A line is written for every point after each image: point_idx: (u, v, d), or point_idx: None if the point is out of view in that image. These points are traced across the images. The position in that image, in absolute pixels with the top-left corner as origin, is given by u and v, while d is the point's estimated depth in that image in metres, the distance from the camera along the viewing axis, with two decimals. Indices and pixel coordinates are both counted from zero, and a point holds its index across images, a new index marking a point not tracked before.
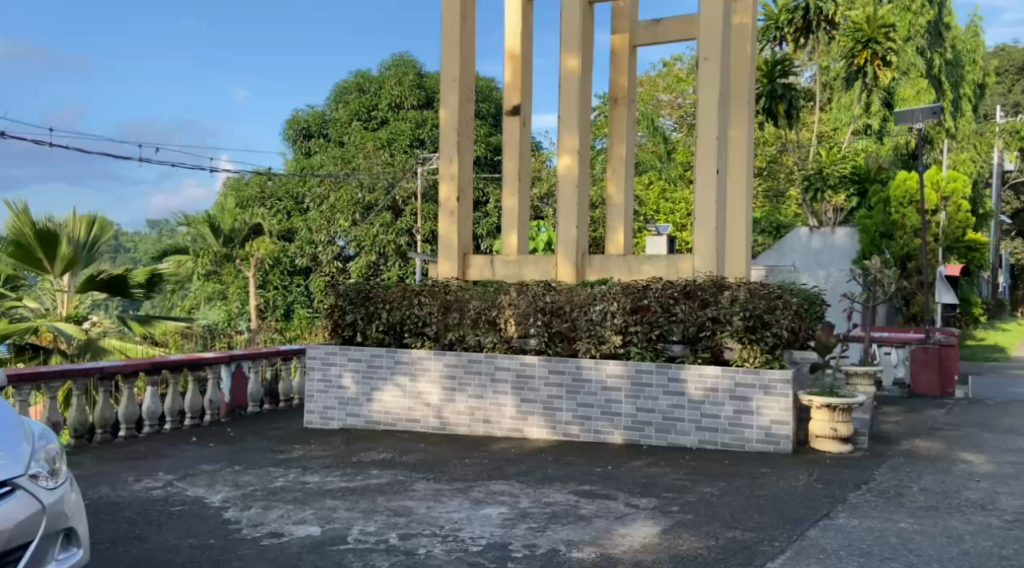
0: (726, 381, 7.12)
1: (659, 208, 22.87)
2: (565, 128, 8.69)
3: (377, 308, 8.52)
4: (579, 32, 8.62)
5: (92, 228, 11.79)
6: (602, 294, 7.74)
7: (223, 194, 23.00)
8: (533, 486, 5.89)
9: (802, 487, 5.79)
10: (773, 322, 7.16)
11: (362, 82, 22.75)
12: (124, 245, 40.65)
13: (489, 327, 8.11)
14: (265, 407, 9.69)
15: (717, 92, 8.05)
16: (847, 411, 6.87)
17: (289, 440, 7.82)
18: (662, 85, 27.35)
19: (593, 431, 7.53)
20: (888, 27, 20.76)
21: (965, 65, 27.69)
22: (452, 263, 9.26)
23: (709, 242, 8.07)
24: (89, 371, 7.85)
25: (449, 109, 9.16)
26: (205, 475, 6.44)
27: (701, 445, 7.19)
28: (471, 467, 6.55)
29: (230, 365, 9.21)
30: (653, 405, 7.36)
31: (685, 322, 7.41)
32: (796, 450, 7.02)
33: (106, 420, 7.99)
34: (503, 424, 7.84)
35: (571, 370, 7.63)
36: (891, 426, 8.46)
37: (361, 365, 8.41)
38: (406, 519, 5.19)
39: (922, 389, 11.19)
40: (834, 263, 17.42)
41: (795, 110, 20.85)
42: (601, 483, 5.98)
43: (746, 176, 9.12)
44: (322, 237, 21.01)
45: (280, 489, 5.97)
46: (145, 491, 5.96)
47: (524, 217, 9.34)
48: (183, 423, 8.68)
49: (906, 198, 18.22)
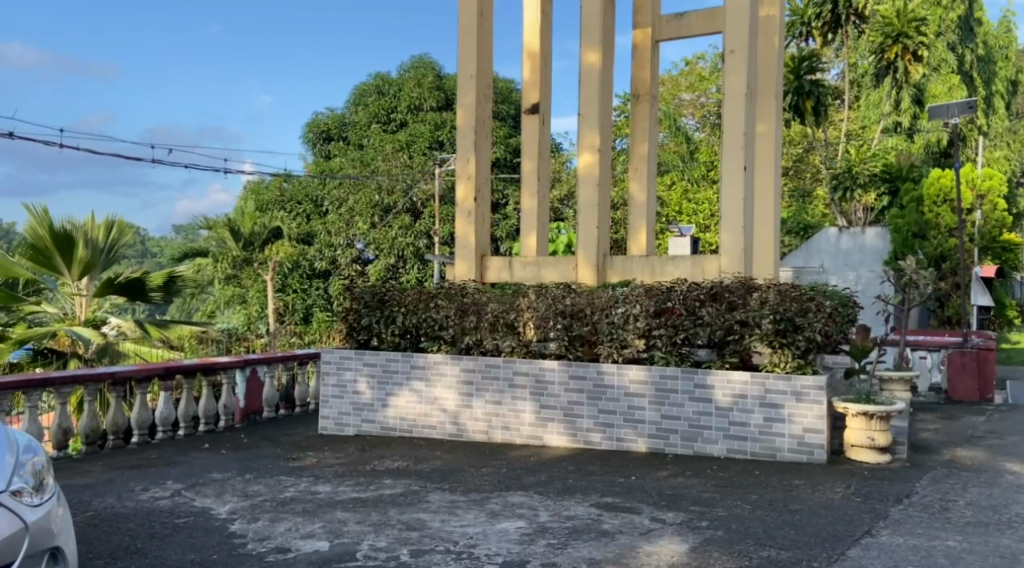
0: (756, 387, 6.80)
1: (682, 208, 22.49)
2: (585, 126, 8.40)
3: (393, 311, 8.27)
4: (600, 25, 8.32)
5: (111, 232, 11.60)
6: (625, 296, 7.43)
7: (243, 197, 22.78)
8: (553, 499, 5.60)
9: (839, 501, 5.45)
10: (805, 325, 6.82)
11: (381, 84, 22.49)
12: (152, 251, 40.70)
13: (507, 331, 7.82)
14: (281, 412, 9.47)
15: (744, 85, 7.72)
16: (885, 419, 6.53)
17: (303, 448, 7.58)
18: (684, 85, 26.98)
19: (616, 439, 7.23)
20: (919, 21, 20.28)
21: (997, 61, 27.18)
22: (468, 265, 9.00)
23: (736, 242, 7.74)
24: (101, 375, 7.64)
25: (466, 109, 8.90)
26: (213, 484, 6.20)
27: (730, 454, 6.87)
28: (489, 477, 6.27)
29: (246, 370, 8.99)
30: (678, 412, 7.05)
31: (712, 325, 7.10)
32: (831, 460, 6.69)
33: (119, 426, 7.79)
34: (522, 431, 7.56)
35: (592, 376, 7.34)
36: (929, 433, 8.09)
37: (377, 370, 8.16)
38: (418, 533, 4.92)
39: (960, 395, 10.84)
40: (864, 264, 17.86)
41: (823, 107, 20.53)
42: (625, 495, 5.68)
43: (774, 174, 8.80)
44: (341, 240, 20.83)
45: (290, 499, 5.71)
46: (151, 502, 5.72)
47: (543, 218, 9.07)
48: (197, 429, 8.46)
49: (941, 196, 17.35)
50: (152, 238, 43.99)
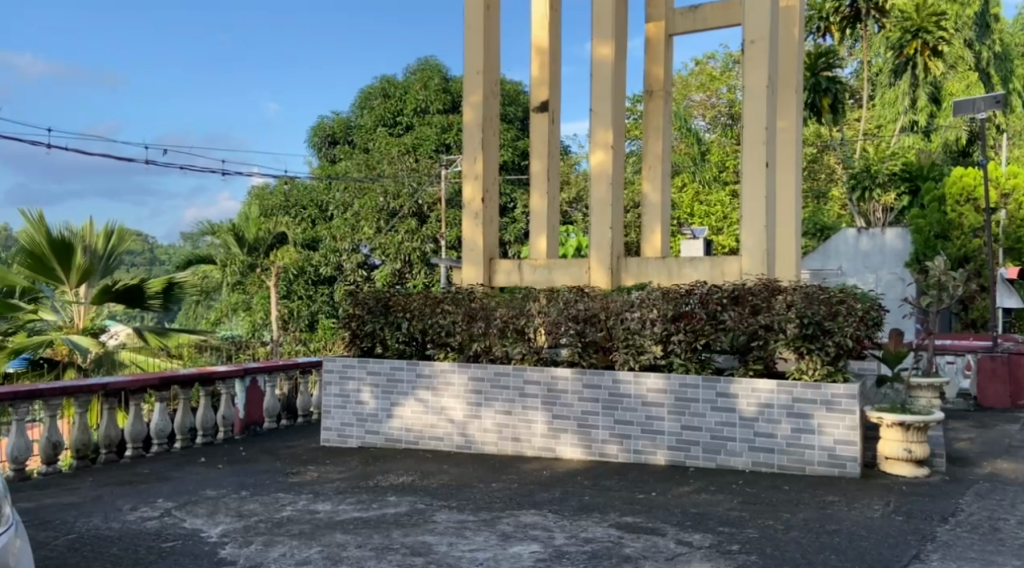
0: (783, 396, 6.38)
1: (694, 211, 22.40)
2: (598, 122, 8.01)
3: (397, 317, 7.89)
4: (612, 18, 7.93)
5: (111, 239, 11.17)
6: (640, 300, 7.04)
7: (247, 203, 22.35)
8: (569, 518, 5.20)
9: (880, 521, 5.05)
10: (835, 330, 6.41)
11: (387, 87, 22.11)
12: (158, 254, 40.22)
13: (517, 337, 7.40)
14: (282, 422, 9.07)
15: (766, 78, 7.32)
16: (922, 430, 6.15)
17: (303, 461, 7.18)
18: (694, 85, 26.31)
19: (634, 451, 6.82)
20: (938, 16, 20.65)
21: (1014, 59, 26.84)
22: (476, 269, 8.62)
23: (758, 241, 7.33)
24: (93, 387, 7.22)
25: (473, 109, 8.53)
26: (207, 502, 5.74)
27: (754, 467, 6.47)
28: (500, 494, 5.86)
29: (245, 379, 8.60)
30: (699, 423, 6.64)
31: (735, 330, 6.70)
32: (865, 474, 6.29)
33: (111, 439, 7.39)
34: (534, 443, 7.16)
35: (607, 385, 6.93)
36: (964, 444, 7.65)
37: (381, 380, 7.76)
38: (424, 559, 4.52)
39: (990, 401, 10.40)
40: (884, 265, 17.49)
41: (840, 105, 20.67)
42: (647, 514, 5.27)
43: (796, 172, 8.43)
44: (346, 245, 20.52)
45: (286, 520, 5.27)
46: (139, 522, 5.27)
47: (554, 219, 8.68)
48: (194, 441, 8.06)
49: (965, 195, 16.96)
50: (159, 245, 43.73)
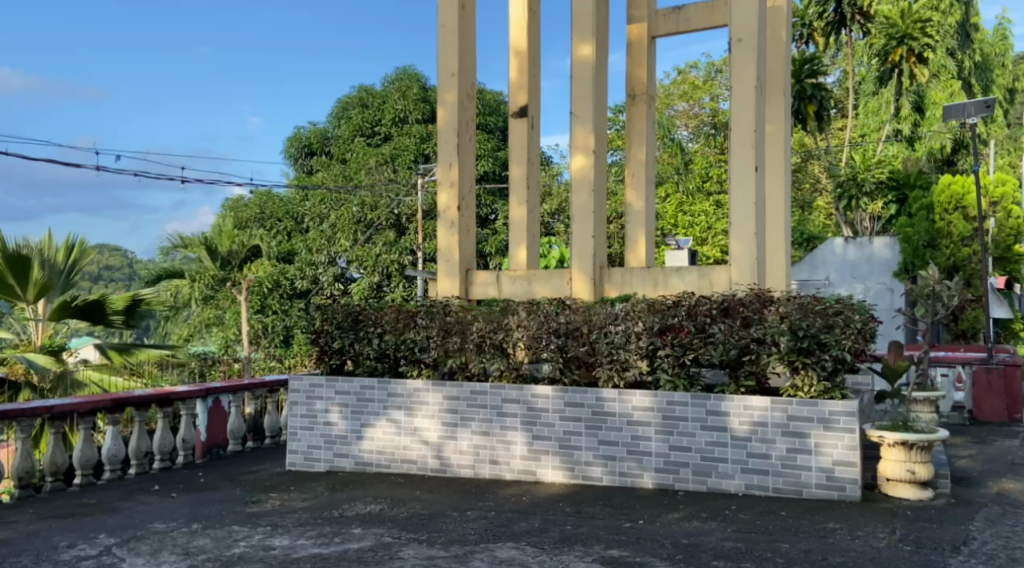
0: (777, 414, 5.98)
1: (678, 221, 21.95)
2: (578, 124, 7.59)
3: (368, 333, 7.41)
4: (593, 17, 7.55)
5: (70, 253, 10.61)
6: (625, 313, 6.62)
7: (221, 216, 21.95)
8: (549, 553, 4.76)
9: (887, 552, 4.64)
10: (831, 343, 6.03)
11: (365, 97, 21.79)
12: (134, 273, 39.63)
13: (494, 352, 6.94)
14: (248, 444, 8.52)
15: (755, 78, 6.93)
16: (925, 449, 5.76)
17: (265, 488, 6.69)
18: (677, 94, 26.05)
19: (619, 474, 6.39)
20: (924, 23, 20.80)
21: (996, 69, 26.95)
22: (452, 280, 8.17)
23: (748, 250, 6.92)
24: (36, 410, 6.70)
25: (447, 109, 8.09)
26: (153, 537, 5.25)
27: (748, 490, 6.05)
28: (475, 524, 5.42)
29: (207, 400, 8.09)
30: (689, 443, 6.21)
31: (725, 343, 6.27)
32: (865, 497, 5.89)
33: (57, 466, 6.85)
34: (513, 466, 6.71)
35: (591, 403, 6.48)
36: (966, 462, 7.27)
37: (350, 400, 7.27)
38: None
39: (987, 415, 10.03)
40: (872, 274, 17.30)
41: (825, 112, 20.74)
42: (634, 546, 4.84)
43: (786, 177, 8.07)
44: (322, 258, 19.95)
45: (237, 558, 4.80)
46: (73, 563, 4.78)
47: (534, 229, 8.26)
48: (150, 467, 7.53)
49: (953, 203, 16.79)
50: (139, 261, 43.24)
